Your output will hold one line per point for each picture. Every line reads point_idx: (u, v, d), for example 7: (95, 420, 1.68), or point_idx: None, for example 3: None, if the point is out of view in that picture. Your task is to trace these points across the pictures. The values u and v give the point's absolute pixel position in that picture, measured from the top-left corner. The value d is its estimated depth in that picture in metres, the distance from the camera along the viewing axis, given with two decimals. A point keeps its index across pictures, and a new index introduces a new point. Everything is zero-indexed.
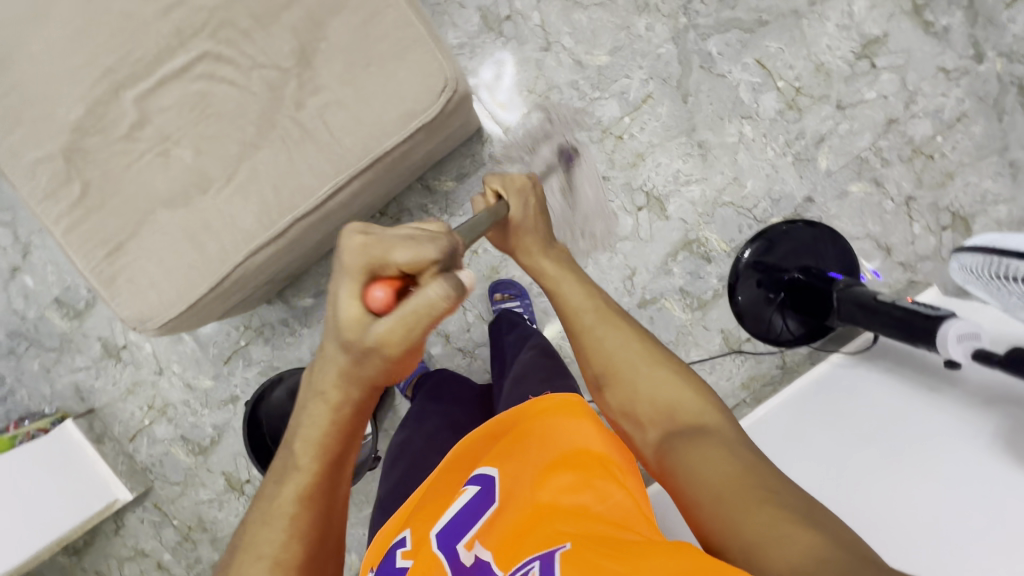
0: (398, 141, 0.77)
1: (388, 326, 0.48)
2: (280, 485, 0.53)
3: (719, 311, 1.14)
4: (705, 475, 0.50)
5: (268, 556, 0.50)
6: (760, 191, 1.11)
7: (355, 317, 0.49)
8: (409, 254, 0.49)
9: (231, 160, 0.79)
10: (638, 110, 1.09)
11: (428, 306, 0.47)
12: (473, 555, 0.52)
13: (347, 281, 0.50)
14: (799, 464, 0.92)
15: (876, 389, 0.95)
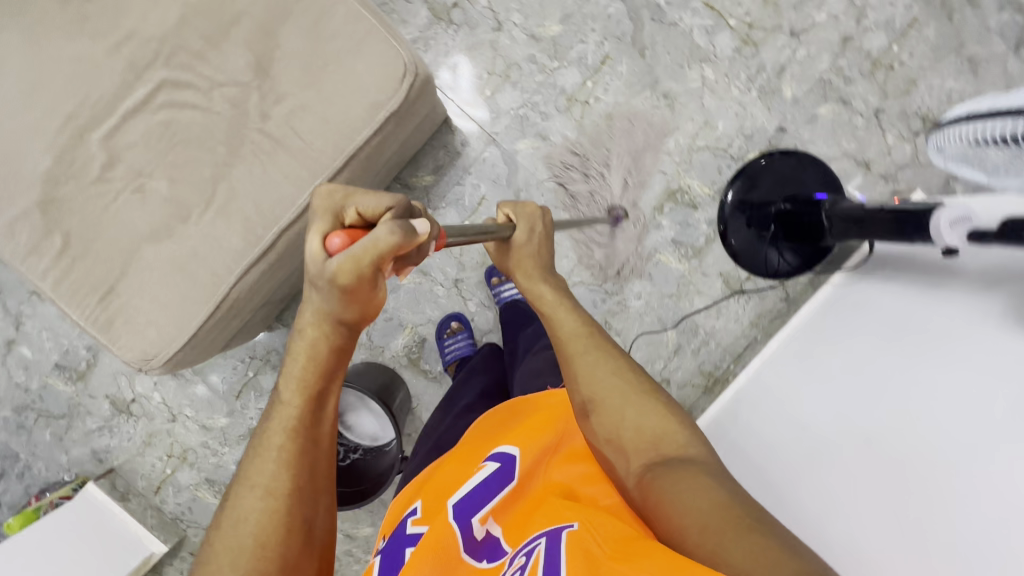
0: (370, 134, 0.78)
1: (340, 262, 0.52)
2: (267, 422, 0.59)
3: (714, 256, 1.16)
4: (691, 506, 0.50)
5: (260, 487, 0.55)
6: (732, 130, 1.12)
7: (315, 253, 0.54)
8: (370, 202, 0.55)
9: (207, 184, 0.79)
10: (599, 72, 1.10)
11: (374, 243, 0.50)
12: (486, 530, 0.58)
13: (314, 221, 0.55)
14: (814, 396, 0.92)
15: (886, 299, 0.95)
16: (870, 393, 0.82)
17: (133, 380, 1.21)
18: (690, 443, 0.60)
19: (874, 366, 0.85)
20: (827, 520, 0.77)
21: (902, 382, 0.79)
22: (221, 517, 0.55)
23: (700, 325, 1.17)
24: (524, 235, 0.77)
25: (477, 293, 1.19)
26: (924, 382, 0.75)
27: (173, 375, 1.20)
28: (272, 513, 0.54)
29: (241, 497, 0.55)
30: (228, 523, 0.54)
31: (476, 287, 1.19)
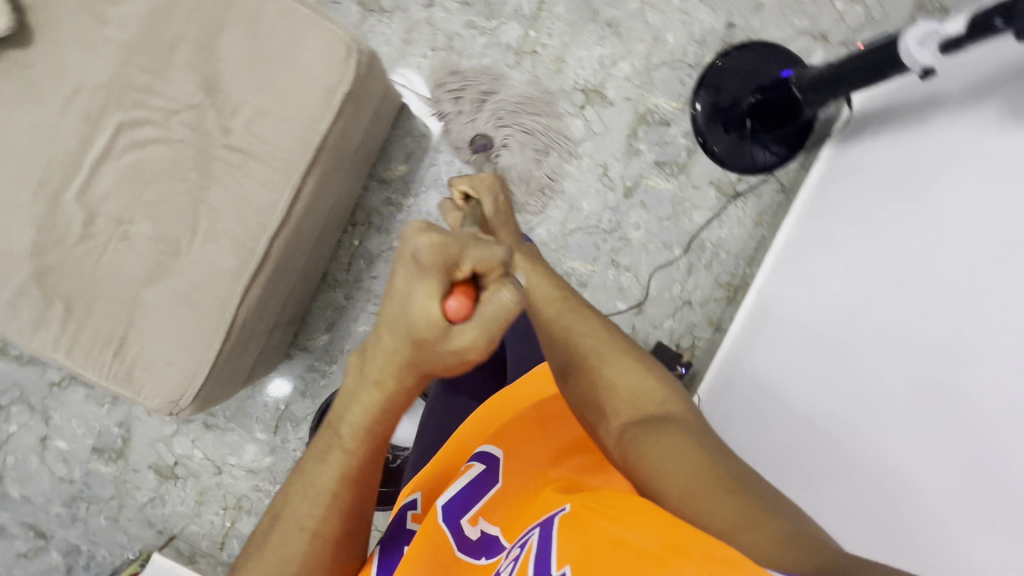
0: (331, 120, 0.78)
1: (470, 336, 0.43)
2: (320, 465, 0.52)
3: (700, 167, 1.15)
4: (667, 461, 0.49)
5: (306, 528, 0.51)
6: (683, 40, 1.12)
7: (428, 325, 0.43)
8: (480, 255, 0.43)
9: (188, 213, 0.79)
10: (538, 19, 1.11)
11: (505, 313, 0.44)
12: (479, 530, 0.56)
13: (421, 280, 0.43)
14: (833, 273, 0.91)
15: (876, 153, 0.94)
16: (881, 255, 0.82)
17: (171, 444, 1.20)
18: (669, 399, 0.58)
19: (880, 224, 0.85)
20: (849, 399, 0.77)
21: (910, 235, 0.78)
22: (260, 556, 0.52)
23: (706, 239, 1.16)
24: (490, 205, 0.77)
25: None
26: (932, 228, 0.75)
27: (208, 427, 1.20)
28: (313, 559, 0.52)
29: (285, 532, 0.51)
30: (268, 565, 0.51)
31: None
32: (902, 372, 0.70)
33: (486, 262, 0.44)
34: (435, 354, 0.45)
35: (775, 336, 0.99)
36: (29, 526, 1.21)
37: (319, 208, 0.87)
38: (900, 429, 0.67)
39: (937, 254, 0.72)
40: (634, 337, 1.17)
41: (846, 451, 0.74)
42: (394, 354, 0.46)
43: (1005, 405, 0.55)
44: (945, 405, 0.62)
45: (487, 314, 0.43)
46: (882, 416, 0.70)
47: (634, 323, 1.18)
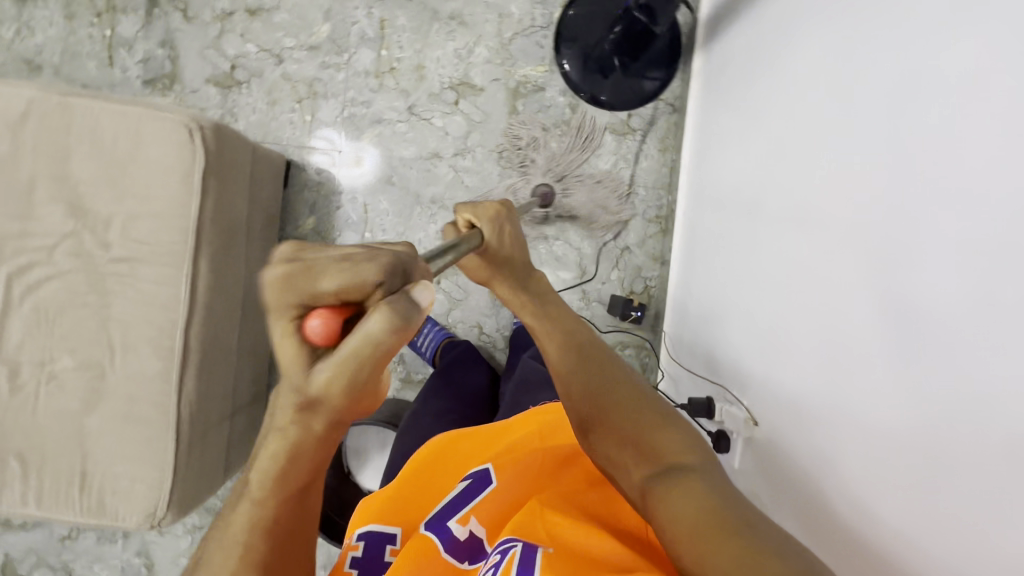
0: (200, 201, 0.80)
1: (329, 375, 0.36)
2: (229, 514, 0.41)
3: (588, 117, 1.16)
4: (680, 512, 0.46)
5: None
6: (526, 7, 1.13)
7: (291, 355, 0.36)
8: (346, 277, 0.37)
9: (101, 333, 0.81)
10: (384, 36, 1.12)
11: (375, 346, 0.35)
12: (467, 530, 0.59)
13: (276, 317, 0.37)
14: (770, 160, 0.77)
15: (750, 31, 0.88)
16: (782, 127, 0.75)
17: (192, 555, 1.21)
18: (696, 457, 0.53)
19: (770, 100, 0.80)
20: (797, 296, 0.67)
21: (796, 94, 0.72)
22: None
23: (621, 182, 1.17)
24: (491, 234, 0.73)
25: None
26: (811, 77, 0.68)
27: None
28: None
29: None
30: None
31: None
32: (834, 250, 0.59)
33: (351, 287, 0.37)
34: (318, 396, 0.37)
35: (716, 247, 0.95)
36: None
37: (226, 285, 0.89)
38: (846, 315, 0.56)
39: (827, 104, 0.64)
40: (586, 299, 1.19)
41: (806, 356, 0.63)
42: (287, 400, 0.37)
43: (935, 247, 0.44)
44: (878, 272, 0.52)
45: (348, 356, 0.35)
46: (827, 304, 0.60)
47: (582, 286, 1.19)
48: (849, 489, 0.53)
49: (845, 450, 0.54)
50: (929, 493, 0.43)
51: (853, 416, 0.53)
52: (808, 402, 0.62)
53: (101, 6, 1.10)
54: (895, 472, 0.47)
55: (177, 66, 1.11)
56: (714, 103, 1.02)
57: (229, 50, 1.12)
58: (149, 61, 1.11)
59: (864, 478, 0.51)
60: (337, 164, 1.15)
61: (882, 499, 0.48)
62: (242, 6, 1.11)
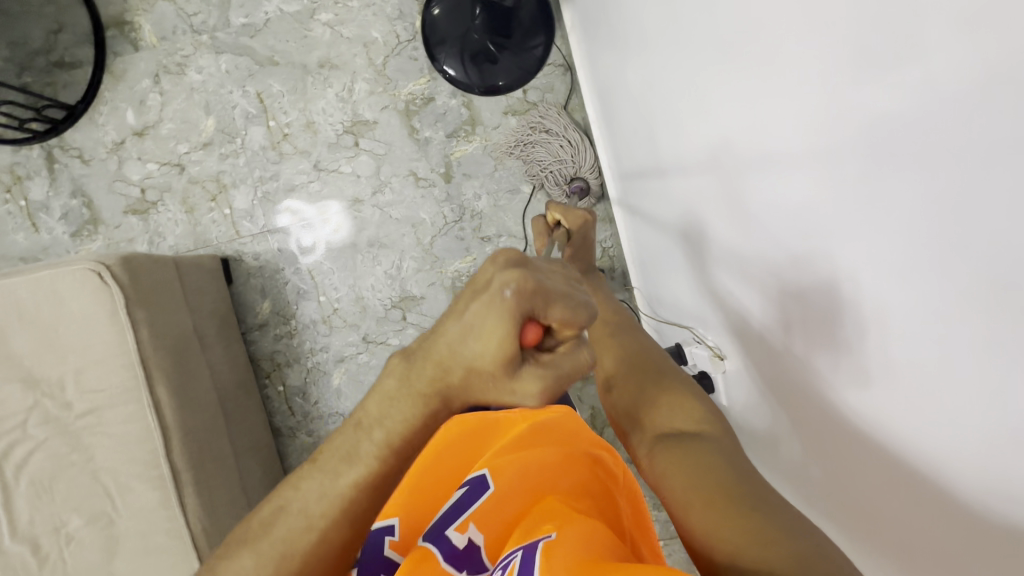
0: (134, 333, 0.83)
1: (540, 386, 0.33)
2: (343, 467, 0.37)
3: (486, 109, 1.14)
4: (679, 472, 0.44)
5: (315, 527, 0.38)
6: (387, 27, 1.12)
7: (490, 357, 0.33)
8: (568, 312, 0.34)
9: (96, 484, 0.84)
10: (267, 108, 1.13)
11: (580, 373, 0.35)
12: (468, 537, 0.42)
13: (491, 315, 0.33)
14: (662, 76, 0.69)
15: None
16: (648, 53, 0.72)
17: None
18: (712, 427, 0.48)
19: (629, 27, 0.76)
20: (713, 218, 0.64)
21: (647, 14, 0.68)
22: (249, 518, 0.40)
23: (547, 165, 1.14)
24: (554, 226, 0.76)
25: (386, 329, 1.17)
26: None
27: None
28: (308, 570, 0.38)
29: (300, 503, 0.38)
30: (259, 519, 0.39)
31: (379, 326, 1.17)
32: (727, 162, 0.57)
33: (572, 324, 0.35)
34: (482, 397, 0.36)
35: (642, 188, 0.92)
36: None
37: (194, 399, 0.92)
38: (757, 224, 0.54)
39: (675, 21, 0.61)
40: None
41: (741, 270, 0.61)
42: (437, 372, 0.35)
43: (805, 143, 0.42)
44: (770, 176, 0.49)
45: (558, 371, 0.34)
46: (741, 219, 0.57)
47: None
48: (809, 381, 0.51)
49: (845, 379, 0.45)
50: (874, 382, 0.41)
51: (800, 308, 0.49)
52: (758, 323, 0.60)
53: (8, 181, 1.14)
54: (907, 399, 0.38)
55: (94, 208, 1.15)
56: (593, 49, 0.99)
57: (133, 176, 1.15)
58: (69, 214, 1.15)
59: (817, 385, 0.49)
60: (298, 236, 1.16)
61: (837, 403, 0.47)
62: (129, 131, 1.14)
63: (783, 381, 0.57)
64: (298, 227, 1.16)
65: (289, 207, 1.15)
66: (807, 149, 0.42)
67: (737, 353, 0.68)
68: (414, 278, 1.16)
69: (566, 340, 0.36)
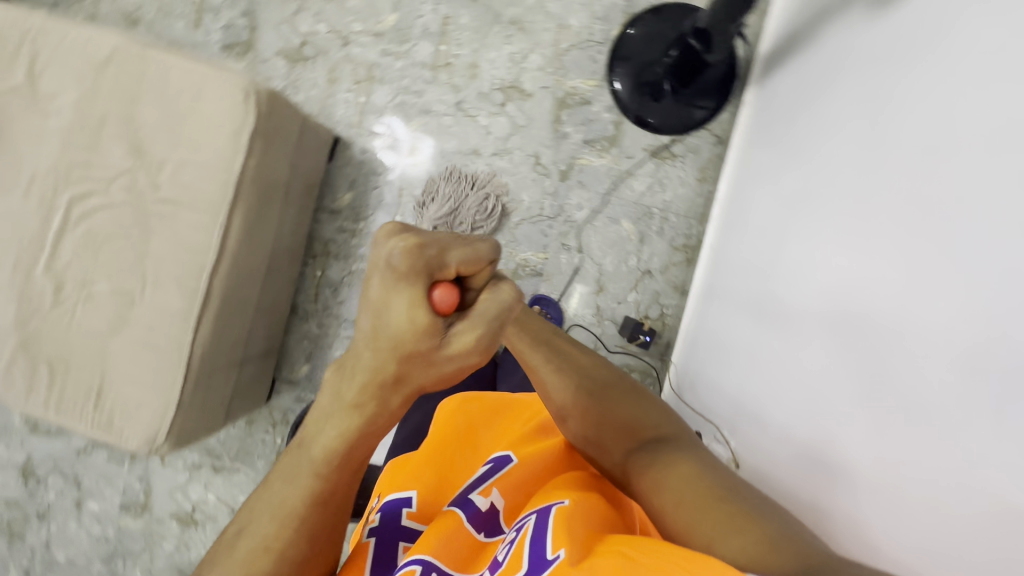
0: (244, 158, 0.87)
1: (471, 335, 0.42)
2: (286, 485, 0.49)
3: (630, 136, 1.16)
4: (662, 482, 0.47)
5: (295, 506, 0.48)
6: (586, 21, 1.15)
7: (422, 325, 0.41)
8: (466, 254, 0.43)
9: (137, 265, 0.88)
10: (446, 32, 1.17)
11: (504, 307, 0.44)
12: (490, 502, 0.49)
13: (396, 286, 0.41)
14: (831, 182, 0.69)
15: (815, 58, 0.83)
16: (810, 171, 0.75)
17: (187, 491, 1.29)
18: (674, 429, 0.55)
19: (810, 133, 0.78)
20: (809, 329, 0.65)
21: (840, 130, 0.69)
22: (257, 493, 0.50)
23: (651, 206, 1.16)
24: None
25: None
26: (841, 127, 0.69)
27: (217, 471, 1.29)
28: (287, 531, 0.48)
29: (279, 484, 0.49)
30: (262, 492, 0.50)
31: None
32: (835, 297, 0.61)
33: (473, 265, 0.43)
34: (425, 366, 0.43)
35: (738, 271, 0.94)
36: None
37: (255, 242, 0.95)
38: (853, 360, 0.55)
39: (863, 159, 0.62)
40: (600, 316, 1.18)
41: (796, 391, 0.65)
42: (370, 367, 0.43)
43: (932, 320, 0.46)
44: (867, 325, 0.54)
45: (482, 313, 0.43)
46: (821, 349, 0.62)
47: (597, 302, 1.18)
48: (844, 517, 0.52)
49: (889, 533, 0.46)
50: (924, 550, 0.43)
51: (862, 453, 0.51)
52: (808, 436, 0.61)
53: None
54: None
55: (253, 35, 1.20)
56: (758, 134, 1.00)
57: (302, 27, 1.20)
58: (231, 29, 1.20)
59: (850, 523, 0.51)
60: (407, 153, 1.19)
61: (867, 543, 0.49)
62: None
63: (809, 499, 0.58)
64: (397, 145, 1.19)
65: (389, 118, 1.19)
66: (931, 325, 0.46)
67: (770, 454, 0.69)
68: None
69: (472, 281, 0.44)
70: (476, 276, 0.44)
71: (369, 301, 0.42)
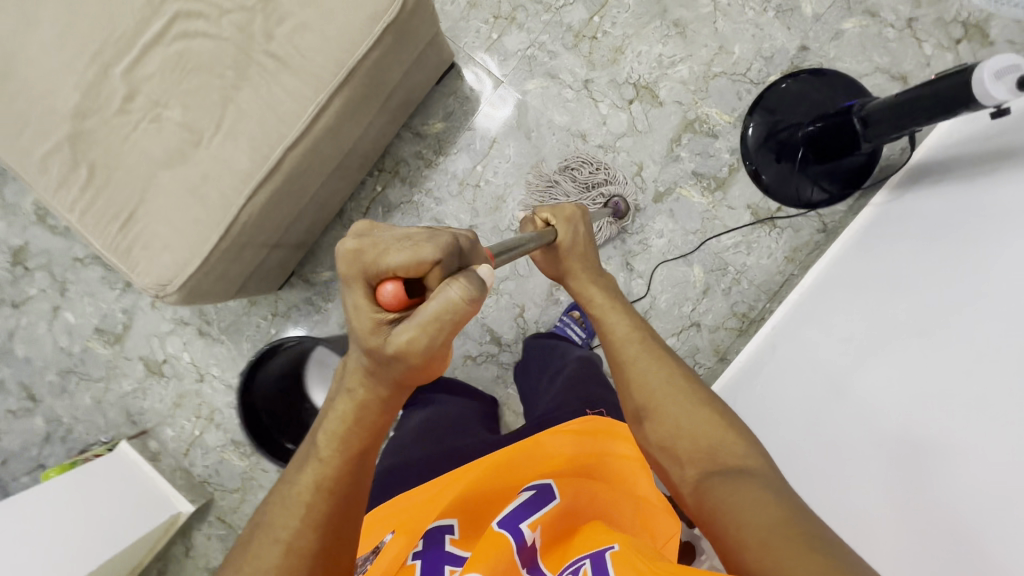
0: (368, 46, 0.79)
1: (409, 333, 0.45)
2: (298, 473, 0.53)
3: (740, 188, 1.09)
4: (749, 514, 0.46)
5: (289, 528, 0.50)
6: (750, 53, 1.07)
7: (369, 324, 0.47)
8: (406, 252, 0.45)
9: (217, 108, 0.82)
10: (605, 5, 1.09)
11: (449, 307, 0.44)
12: (535, 536, 0.52)
13: (351, 285, 0.48)
14: (945, 351, 0.67)
15: (971, 198, 0.78)
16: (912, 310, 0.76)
17: (164, 342, 1.25)
18: (745, 453, 0.54)
19: (937, 281, 0.75)
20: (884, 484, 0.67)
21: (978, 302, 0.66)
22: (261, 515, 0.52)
23: (729, 263, 1.11)
24: (565, 235, 0.82)
25: (491, 238, 1.13)
26: (959, 279, 0.71)
27: (201, 335, 1.24)
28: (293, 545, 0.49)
29: (278, 508, 0.51)
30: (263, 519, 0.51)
31: (490, 232, 1.13)
32: (914, 421, 0.66)
33: (411, 266, 0.45)
34: (380, 359, 0.48)
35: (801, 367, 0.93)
36: (25, 386, 1.29)
37: (340, 135, 0.89)
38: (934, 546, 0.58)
39: (993, 350, 0.60)
40: None
41: (861, 487, 0.71)
42: (356, 360, 0.51)
43: None
44: (960, 520, 0.56)
45: (424, 311, 0.44)
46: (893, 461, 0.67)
47: None
48: None
49: None
50: None
51: None
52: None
53: None
54: None
55: None
56: (875, 236, 0.96)
57: None
58: None
59: None
60: (514, 107, 1.12)
61: None
62: None
63: None
64: (508, 96, 1.12)
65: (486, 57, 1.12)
66: None
67: None
68: None
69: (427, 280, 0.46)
70: (428, 275, 0.46)
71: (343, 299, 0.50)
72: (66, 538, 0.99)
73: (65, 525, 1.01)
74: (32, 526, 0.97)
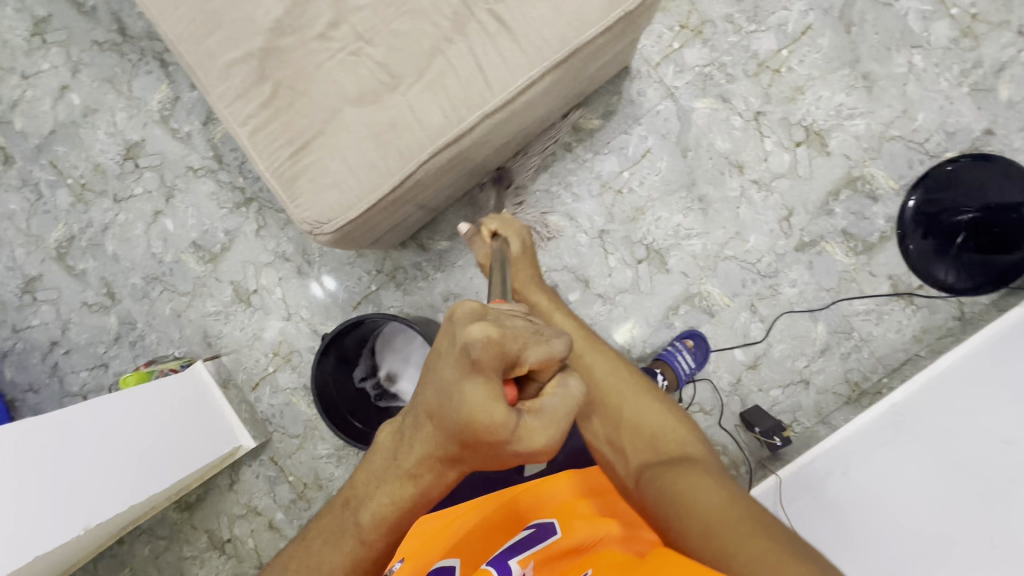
0: (598, 31, 0.76)
1: (541, 427, 0.39)
2: (338, 532, 0.50)
3: (886, 256, 1.07)
4: (700, 503, 0.45)
5: None
6: (932, 125, 1.04)
7: (491, 422, 0.38)
8: (533, 345, 0.40)
9: (423, 57, 0.79)
10: (797, 42, 1.06)
11: (574, 401, 0.41)
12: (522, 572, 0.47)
13: (466, 382, 0.39)
14: None
15: None
16: None
17: (260, 272, 1.22)
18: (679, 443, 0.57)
19: None
20: None
21: None
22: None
23: (855, 328, 1.08)
24: (517, 246, 0.83)
25: (619, 248, 1.11)
26: None
27: (299, 274, 1.22)
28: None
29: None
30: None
31: (621, 241, 1.11)
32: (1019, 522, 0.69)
33: (544, 360, 0.40)
34: (493, 453, 0.40)
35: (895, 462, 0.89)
36: (103, 283, 1.25)
37: (530, 112, 0.86)
38: None
39: None
40: (734, 389, 1.11)
41: (907, 539, 0.80)
42: (435, 441, 0.43)
43: None
44: None
45: (549, 408, 0.40)
46: (892, 525, 0.82)
47: (742, 375, 1.10)
48: None
49: None
50: None
51: None
52: None
53: None
54: None
55: None
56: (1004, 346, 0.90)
57: None
58: None
59: None
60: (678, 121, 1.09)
61: None
62: None
63: None
64: (675, 110, 1.09)
65: (660, 63, 1.09)
66: None
67: None
68: (685, 256, 1.10)
69: (541, 375, 0.42)
70: (546, 371, 0.41)
71: (441, 394, 0.41)
72: (145, 455, 0.96)
73: (145, 439, 0.97)
74: (119, 433, 0.93)
